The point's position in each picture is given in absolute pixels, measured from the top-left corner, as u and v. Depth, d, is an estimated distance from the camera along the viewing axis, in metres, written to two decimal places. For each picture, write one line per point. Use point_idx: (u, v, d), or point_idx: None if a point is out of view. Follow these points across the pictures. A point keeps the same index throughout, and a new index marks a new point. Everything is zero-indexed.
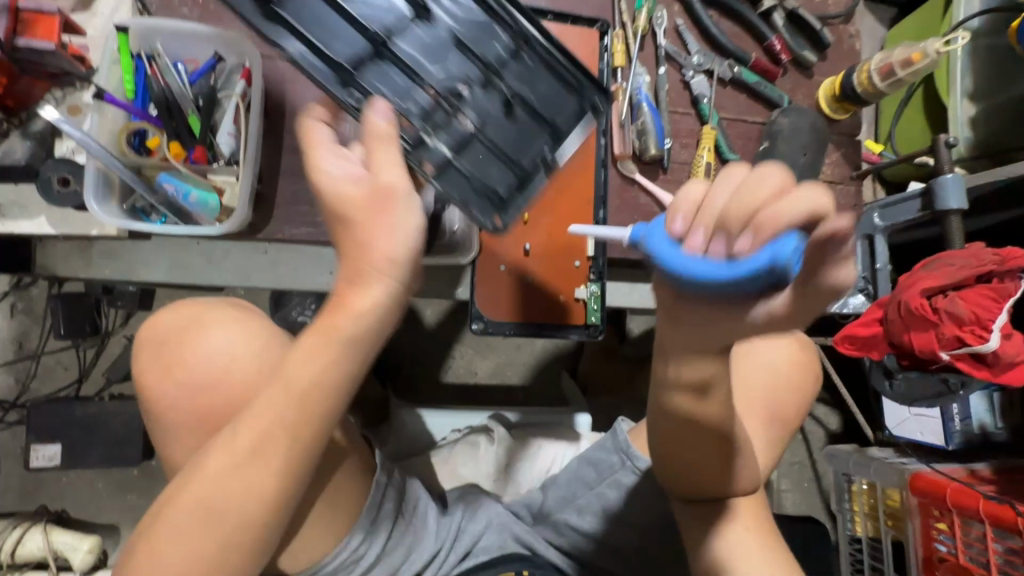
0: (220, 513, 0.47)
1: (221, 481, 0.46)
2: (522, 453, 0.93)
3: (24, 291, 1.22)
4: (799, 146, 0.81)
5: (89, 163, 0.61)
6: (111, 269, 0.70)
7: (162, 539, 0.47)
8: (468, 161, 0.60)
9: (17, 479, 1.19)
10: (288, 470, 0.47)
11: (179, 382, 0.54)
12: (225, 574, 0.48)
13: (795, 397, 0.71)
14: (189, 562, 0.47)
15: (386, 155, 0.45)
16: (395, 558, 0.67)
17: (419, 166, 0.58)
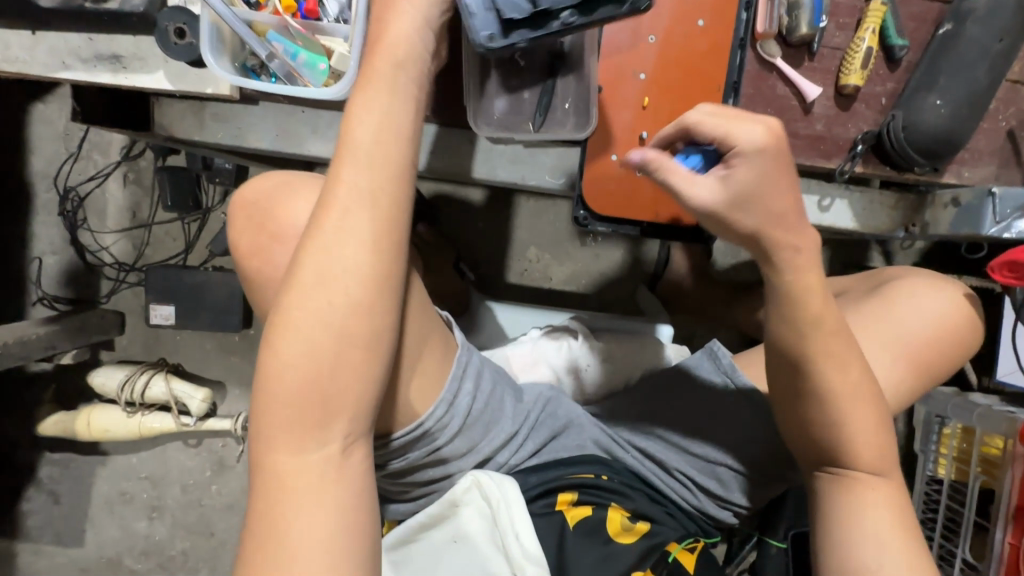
0: (333, 281, 0.44)
1: (327, 246, 0.44)
2: (606, 354, 0.93)
3: (134, 163, 1.29)
4: (995, 30, 0.66)
5: (204, 13, 0.58)
6: (223, 132, 0.71)
7: (284, 329, 0.44)
8: None
9: (139, 334, 1.33)
10: (382, 252, 0.45)
11: (274, 237, 0.54)
12: (350, 359, 0.44)
13: (951, 348, 0.64)
14: (312, 345, 0.43)
15: None
16: (476, 435, 0.68)
17: None
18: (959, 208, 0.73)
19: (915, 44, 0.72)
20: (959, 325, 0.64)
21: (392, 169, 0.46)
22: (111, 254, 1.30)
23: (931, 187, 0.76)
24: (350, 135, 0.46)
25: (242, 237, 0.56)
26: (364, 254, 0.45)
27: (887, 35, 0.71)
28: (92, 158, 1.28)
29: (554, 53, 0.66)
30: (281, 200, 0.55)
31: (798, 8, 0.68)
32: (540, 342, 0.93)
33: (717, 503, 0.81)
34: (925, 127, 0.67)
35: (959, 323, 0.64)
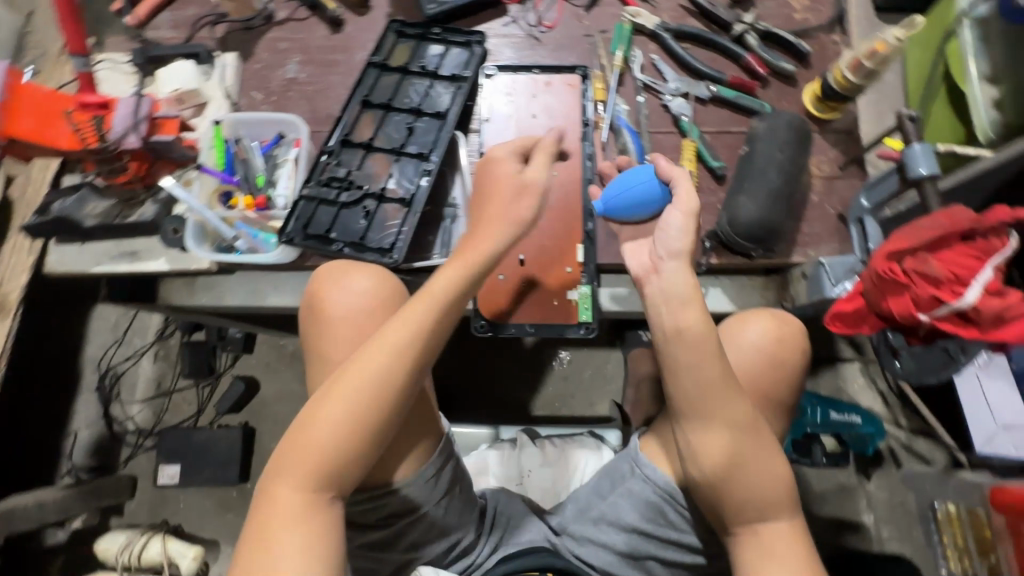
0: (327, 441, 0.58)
1: (311, 421, 0.59)
2: (546, 460, 1.00)
3: (165, 341, 1.55)
4: (776, 144, 0.85)
5: (191, 216, 0.85)
6: (206, 297, 0.93)
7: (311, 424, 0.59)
8: (364, 171, 0.86)
9: (148, 496, 1.46)
10: (421, 364, 0.62)
11: (338, 298, 0.70)
12: (346, 460, 0.59)
13: (786, 369, 0.76)
14: (323, 446, 0.58)
15: (347, 157, 0.87)
16: (453, 524, 0.77)
17: (329, 167, 0.86)
18: (807, 279, 0.84)
19: (731, 163, 0.92)
20: (782, 343, 0.76)
21: (345, 459, 0.58)
22: (135, 422, 1.50)
23: (787, 267, 0.89)
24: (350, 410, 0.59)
25: (310, 289, 0.73)
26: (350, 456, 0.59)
27: (704, 160, 0.91)
28: (131, 341, 1.54)
29: (448, 208, 0.90)
30: (341, 276, 0.72)
31: (626, 152, 0.91)
32: (484, 452, 1.01)
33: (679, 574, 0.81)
34: (742, 221, 0.82)
35: (793, 350, 0.76)
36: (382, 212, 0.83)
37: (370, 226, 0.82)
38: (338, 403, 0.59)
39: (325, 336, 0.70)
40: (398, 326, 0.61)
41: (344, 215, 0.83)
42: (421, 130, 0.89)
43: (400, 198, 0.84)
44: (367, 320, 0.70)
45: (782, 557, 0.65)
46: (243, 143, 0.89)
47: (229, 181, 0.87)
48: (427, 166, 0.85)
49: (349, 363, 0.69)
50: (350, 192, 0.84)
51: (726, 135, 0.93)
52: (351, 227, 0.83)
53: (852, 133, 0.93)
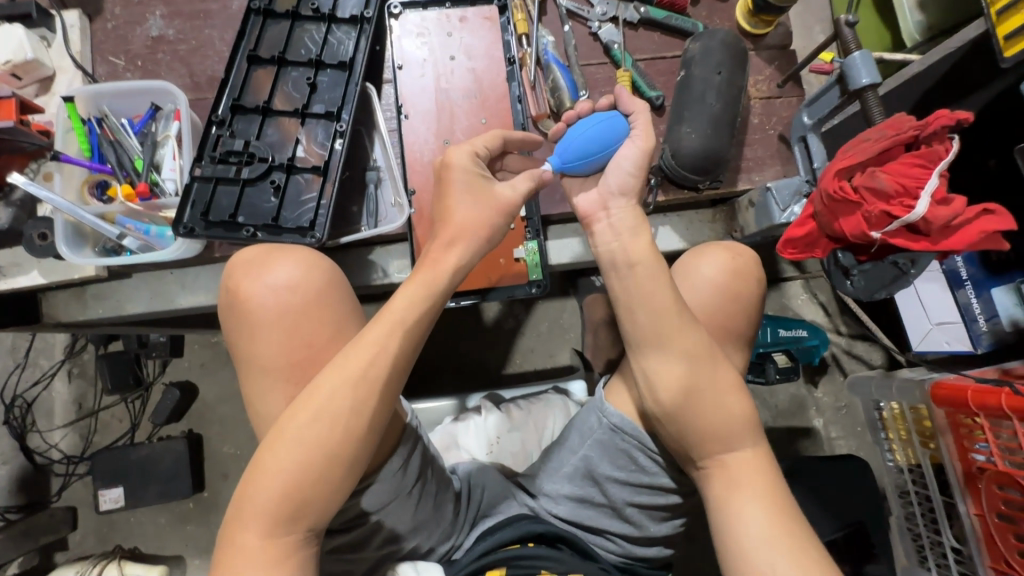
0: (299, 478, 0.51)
1: (274, 460, 0.52)
2: (513, 424, 0.96)
3: (77, 357, 1.39)
4: (712, 65, 0.79)
5: (57, 216, 0.71)
6: (102, 307, 0.80)
7: (274, 462, 0.52)
8: (266, 141, 0.74)
9: (93, 524, 1.34)
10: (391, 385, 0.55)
11: (261, 290, 0.60)
12: (317, 498, 0.52)
13: (745, 301, 0.73)
14: (291, 485, 0.51)
15: (241, 126, 0.74)
16: (421, 509, 0.72)
17: (222, 138, 0.73)
18: (755, 207, 0.81)
19: (668, 92, 0.86)
20: (737, 275, 0.73)
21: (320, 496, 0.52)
22: (60, 450, 1.35)
23: (733, 197, 0.86)
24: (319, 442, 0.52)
25: (228, 283, 0.62)
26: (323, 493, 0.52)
27: (641, 90, 0.84)
28: (37, 363, 1.37)
29: (370, 173, 0.80)
30: (263, 263, 0.62)
31: (558, 90, 0.81)
32: (448, 426, 0.97)
33: (657, 520, 0.79)
34: (687, 153, 0.78)
35: (750, 281, 0.74)
36: (294, 185, 0.72)
37: (282, 202, 0.71)
38: (298, 439, 0.52)
39: (252, 334, 0.61)
40: (357, 349, 0.54)
41: (249, 193, 0.71)
42: (325, 85, 0.77)
43: (313, 168, 0.73)
44: (297, 313, 0.60)
45: (747, 485, 0.60)
46: (109, 122, 0.75)
47: (100, 169, 0.73)
48: (338, 126, 0.74)
49: (281, 365, 0.60)
50: (252, 165, 0.72)
51: (660, 61, 0.87)
52: (259, 208, 0.71)
53: (786, 48, 0.89)
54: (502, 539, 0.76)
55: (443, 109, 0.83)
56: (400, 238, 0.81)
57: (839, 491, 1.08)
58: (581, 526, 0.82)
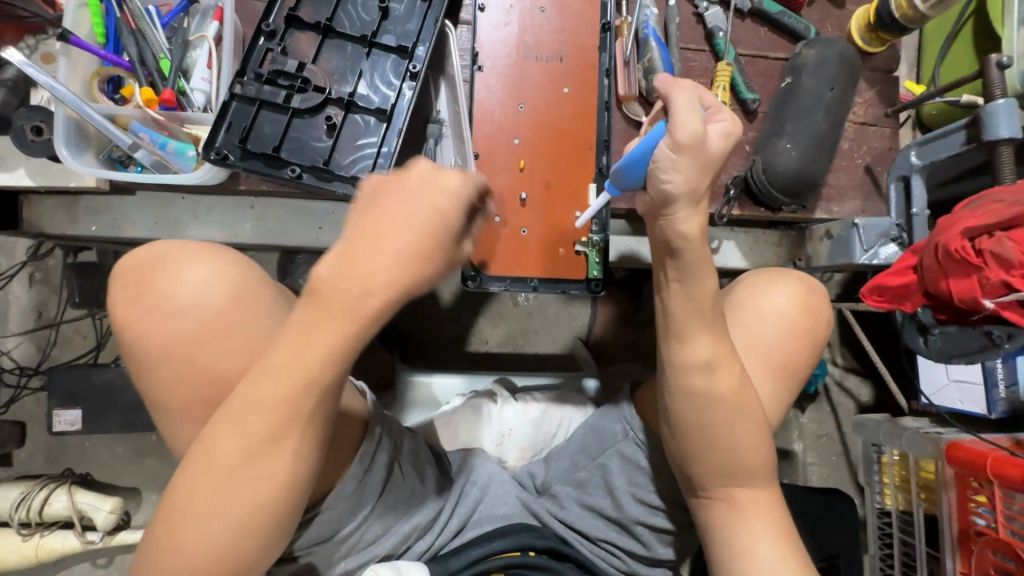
0: (208, 531, 0.45)
1: (191, 525, 0.44)
2: (526, 420, 0.91)
3: (42, 261, 1.25)
4: (826, 79, 0.72)
5: (60, 109, 0.59)
6: (97, 225, 0.69)
7: (189, 527, 0.45)
8: (324, 67, 0.63)
9: (41, 443, 1.23)
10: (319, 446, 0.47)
11: (150, 308, 0.54)
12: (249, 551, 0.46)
13: (805, 344, 0.66)
14: (210, 546, 0.45)
15: (297, 43, 0.63)
16: (392, 515, 0.71)
17: (273, 54, 0.62)
18: (832, 240, 0.77)
19: (766, 97, 0.78)
20: (806, 313, 0.66)
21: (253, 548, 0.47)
22: (13, 358, 1.23)
23: (807, 223, 0.81)
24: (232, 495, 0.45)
25: (117, 304, 0.55)
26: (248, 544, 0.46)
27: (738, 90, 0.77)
28: None
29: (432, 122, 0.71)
30: (165, 268, 0.55)
31: (653, 71, 0.74)
32: (460, 409, 0.92)
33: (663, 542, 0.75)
34: (780, 170, 0.71)
35: (810, 324, 0.66)
36: (351, 127, 0.62)
37: (336, 144, 0.61)
38: (210, 504, 0.45)
39: (156, 360, 0.54)
40: (265, 407, 0.44)
41: (298, 126, 0.61)
42: (400, 12, 0.65)
43: (376, 111, 0.63)
44: (195, 334, 0.54)
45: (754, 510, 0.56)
46: (130, 4, 0.62)
47: (116, 62, 0.61)
48: (410, 67, 0.64)
49: (202, 397, 0.55)
50: (305, 94, 0.61)
51: (762, 60, 0.79)
52: (307, 147, 0.61)
53: (891, 72, 0.82)
54: (502, 546, 0.73)
55: (521, 69, 0.73)
56: None
57: (824, 525, 1.09)
58: (582, 541, 0.79)
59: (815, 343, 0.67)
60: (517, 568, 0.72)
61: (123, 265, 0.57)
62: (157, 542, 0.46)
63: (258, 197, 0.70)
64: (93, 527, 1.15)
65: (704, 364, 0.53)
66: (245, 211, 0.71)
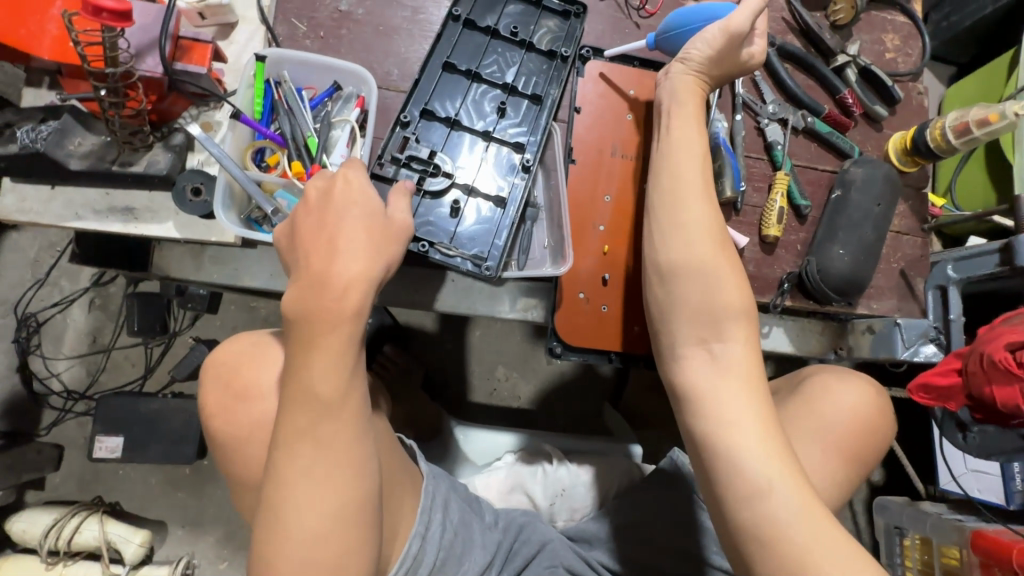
0: (301, 513, 0.49)
1: (286, 495, 0.49)
2: (578, 482, 0.95)
3: (103, 288, 1.29)
4: (872, 197, 0.83)
5: (221, 175, 0.67)
6: (219, 273, 0.75)
7: (287, 506, 0.49)
8: (451, 155, 0.74)
9: (76, 468, 1.24)
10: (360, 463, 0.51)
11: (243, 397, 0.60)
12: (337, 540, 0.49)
13: (876, 438, 0.69)
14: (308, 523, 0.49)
15: (428, 133, 0.74)
16: (445, 573, 0.72)
17: (408, 143, 0.72)
18: (875, 334, 0.84)
19: (816, 204, 0.88)
20: (878, 411, 0.70)
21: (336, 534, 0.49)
22: (61, 381, 1.25)
23: (849, 317, 0.88)
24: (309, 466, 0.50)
25: (210, 400, 0.62)
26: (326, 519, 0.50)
27: (793, 197, 0.87)
28: (58, 284, 1.27)
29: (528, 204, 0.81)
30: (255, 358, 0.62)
31: (722, 175, 0.83)
32: (516, 467, 0.96)
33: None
34: (833, 271, 0.81)
35: (877, 420, 0.70)
36: (472, 208, 0.73)
37: (461, 224, 0.72)
38: (300, 480, 0.50)
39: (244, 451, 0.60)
40: (334, 371, 0.52)
41: (427, 205, 0.72)
42: (514, 113, 0.77)
43: (494, 196, 0.74)
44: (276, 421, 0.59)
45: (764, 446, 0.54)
46: (286, 88, 0.71)
47: (269, 136, 0.70)
48: (523, 160, 0.75)
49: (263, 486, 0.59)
50: (435, 178, 0.72)
51: (812, 171, 0.90)
52: (432, 222, 0.72)
53: (922, 189, 0.93)
54: None
55: (608, 165, 0.82)
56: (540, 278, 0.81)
57: None
58: None
59: (884, 439, 0.70)
60: None
61: (214, 362, 0.63)
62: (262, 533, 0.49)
63: None
64: (122, 559, 1.14)
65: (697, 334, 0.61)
66: None
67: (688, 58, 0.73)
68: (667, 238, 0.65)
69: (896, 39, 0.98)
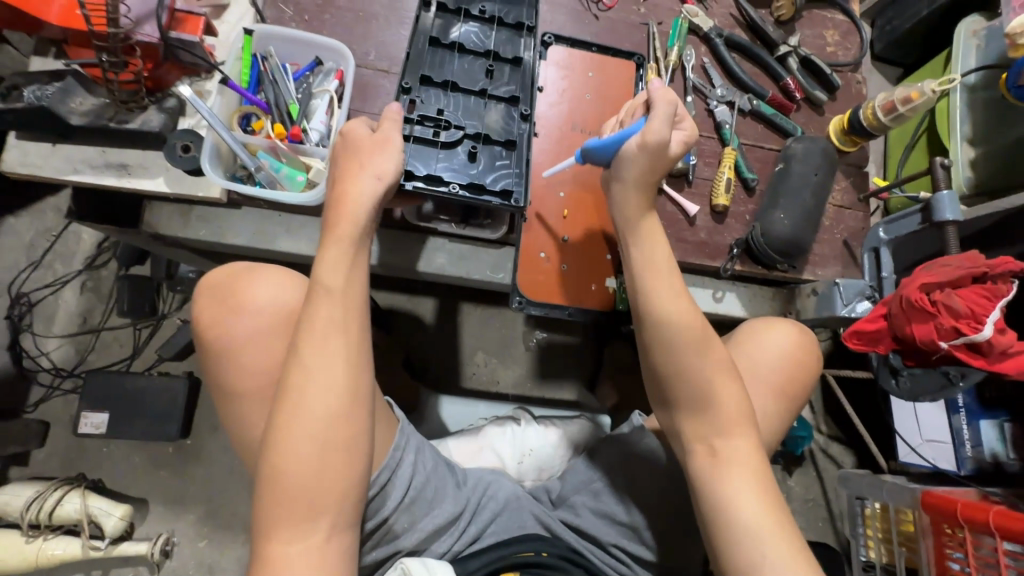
0: (312, 410, 0.55)
1: (298, 397, 0.55)
2: (547, 443, 1.00)
3: (95, 272, 1.34)
4: (811, 167, 0.91)
5: (210, 135, 0.73)
6: (205, 231, 0.81)
7: (296, 405, 0.55)
8: (457, 113, 0.81)
9: (62, 445, 1.26)
10: (363, 352, 0.59)
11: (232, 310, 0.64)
12: (342, 437, 0.56)
13: (807, 363, 0.80)
14: (313, 424, 0.55)
15: (429, 93, 0.81)
16: (416, 510, 0.76)
17: (417, 107, 0.79)
18: (818, 296, 0.91)
19: (763, 178, 0.96)
20: (802, 338, 0.81)
21: (341, 432, 0.56)
22: (50, 360, 1.29)
23: (796, 282, 0.95)
24: (312, 376, 0.56)
25: (205, 315, 0.65)
26: (331, 413, 0.56)
27: (740, 170, 0.94)
28: (53, 267, 1.32)
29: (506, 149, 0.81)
30: (243, 277, 0.66)
31: None
32: (487, 429, 1.00)
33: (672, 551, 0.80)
34: (776, 233, 0.88)
35: (802, 347, 0.80)
36: (486, 155, 0.80)
37: (482, 167, 0.79)
38: (311, 384, 0.56)
39: (232, 362, 0.63)
40: (345, 290, 0.60)
41: (447, 155, 0.78)
42: (504, 72, 0.84)
43: (504, 143, 0.81)
44: (267, 333, 0.63)
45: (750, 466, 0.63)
46: (272, 62, 0.79)
47: (255, 102, 0.77)
48: (525, 107, 0.82)
49: (254, 391, 0.63)
50: (449, 131, 0.79)
51: (759, 149, 0.98)
52: (452, 168, 0.78)
53: (862, 168, 1.01)
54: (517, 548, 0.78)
55: (570, 138, 0.90)
56: (507, 243, 0.88)
57: None
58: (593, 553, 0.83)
59: (813, 363, 0.81)
60: (534, 568, 0.78)
61: (205, 284, 0.67)
62: (275, 426, 0.55)
63: None
64: (102, 532, 1.16)
65: (659, 343, 0.66)
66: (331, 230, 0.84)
67: (626, 181, 0.70)
68: (660, 312, 0.66)
69: (836, 34, 1.07)
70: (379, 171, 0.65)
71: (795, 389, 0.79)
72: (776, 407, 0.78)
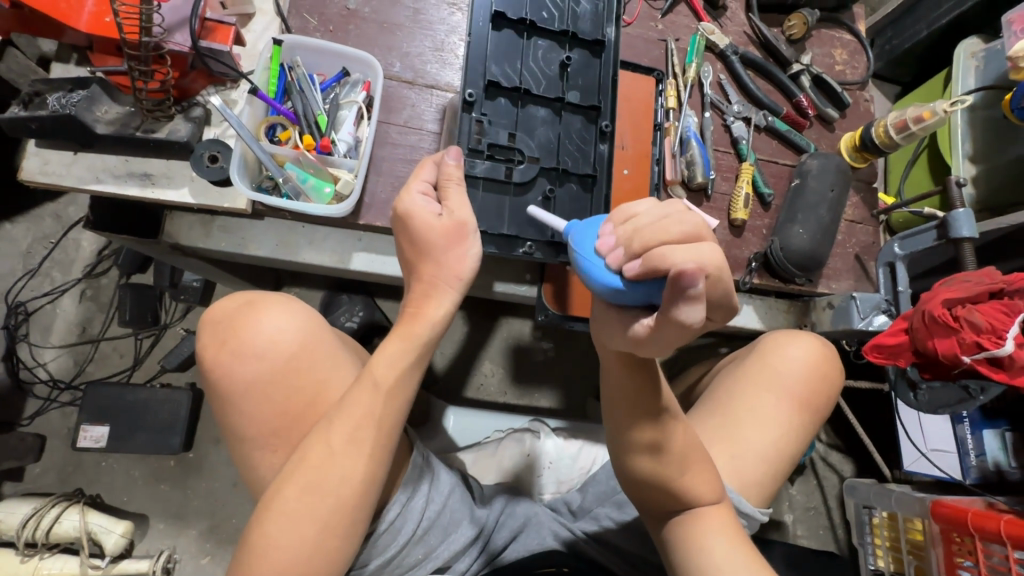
0: (320, 498, 0.55)
1: (309, 486, 0.55)
2: (566, 456, 0.99)
3: (95, 280, 1.30)
4: (826, 183, 0.93)
5: (238, 145, 0.72)
6: (226, 242, 0.80)
7: (297, 491, 0.55)
8: (526, 136, 0.81)
9: (58, 459, 1.22)
10: (386, 452, 0.58)
11: (236, 353, 0.61)
12: (338, 534, 0.56)
13: (824, 387, 0.80)
14: (313, 514, 0.55)
15: (497, 115, 0.81)
16: (429, 541, 0.74)
17: (488, 131, 0.79)
18: (834, 309, 0.92)
19: (778, 192, 0.98)
20: (821, 365, 0.81)
21: (341, 526, 0.56)
22: (47, 371, 1.25)
23: (811, 295, 0.97)
24: (331, 467, 0.55)
25: (207, 351, 0.62)
26: (334, 506, 0.55)
27: (757, 185, 0.96)
28: (51, 275, 1.29)
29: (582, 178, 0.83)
30: (247, 314, 0.63)
31: (694, 164, 0.92)
32: (504, 441, 1.01)
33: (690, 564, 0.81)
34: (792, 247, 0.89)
35: (820, 376, 0.80)
36: (562, 191, 0.82)
37: (556, 209, 0.81)
38: (325, 475, 0.55)
39: (235, 407, 0.61)
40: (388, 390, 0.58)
41: (518, 191, 0.80)
42: (576, 89, 0.83)
43: (581, 174, 0.82)
44: (276, 381, 0.61)
45: (721, 531, 0.61)
46: (298, 71, 0.78)
47: (283, 112, 0.76)
48: (602, 129, 0.83)
49: (258, 435, 0.61)
50: (521, 167, 0.80)
51: (773, 164, 1.00)
52: (526, 208, 0.80)
53: (871, 184, 1.04)
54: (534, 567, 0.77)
55: None
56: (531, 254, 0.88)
57: None
58: None
59: (829, 387, 0.81)
60: None
61: (207, 319, 0.63)
62: (272, 506, 0.55)
63: (366, 231, 0.83)
64: (102, 550, 1.12)
65: (648, 444, 0.60)
66: (354, 242, 0.83)
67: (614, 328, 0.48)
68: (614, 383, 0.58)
69: (844, 53, 1.10)
70: (439, 267, 0.60)
71: (811, 416, 0.80)
72: (794, 422, 0.78)
